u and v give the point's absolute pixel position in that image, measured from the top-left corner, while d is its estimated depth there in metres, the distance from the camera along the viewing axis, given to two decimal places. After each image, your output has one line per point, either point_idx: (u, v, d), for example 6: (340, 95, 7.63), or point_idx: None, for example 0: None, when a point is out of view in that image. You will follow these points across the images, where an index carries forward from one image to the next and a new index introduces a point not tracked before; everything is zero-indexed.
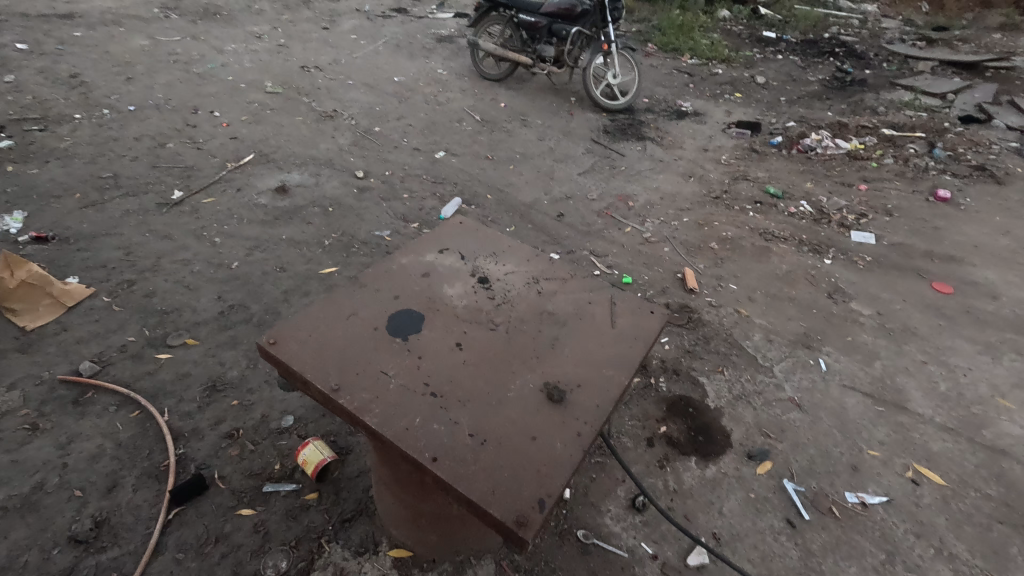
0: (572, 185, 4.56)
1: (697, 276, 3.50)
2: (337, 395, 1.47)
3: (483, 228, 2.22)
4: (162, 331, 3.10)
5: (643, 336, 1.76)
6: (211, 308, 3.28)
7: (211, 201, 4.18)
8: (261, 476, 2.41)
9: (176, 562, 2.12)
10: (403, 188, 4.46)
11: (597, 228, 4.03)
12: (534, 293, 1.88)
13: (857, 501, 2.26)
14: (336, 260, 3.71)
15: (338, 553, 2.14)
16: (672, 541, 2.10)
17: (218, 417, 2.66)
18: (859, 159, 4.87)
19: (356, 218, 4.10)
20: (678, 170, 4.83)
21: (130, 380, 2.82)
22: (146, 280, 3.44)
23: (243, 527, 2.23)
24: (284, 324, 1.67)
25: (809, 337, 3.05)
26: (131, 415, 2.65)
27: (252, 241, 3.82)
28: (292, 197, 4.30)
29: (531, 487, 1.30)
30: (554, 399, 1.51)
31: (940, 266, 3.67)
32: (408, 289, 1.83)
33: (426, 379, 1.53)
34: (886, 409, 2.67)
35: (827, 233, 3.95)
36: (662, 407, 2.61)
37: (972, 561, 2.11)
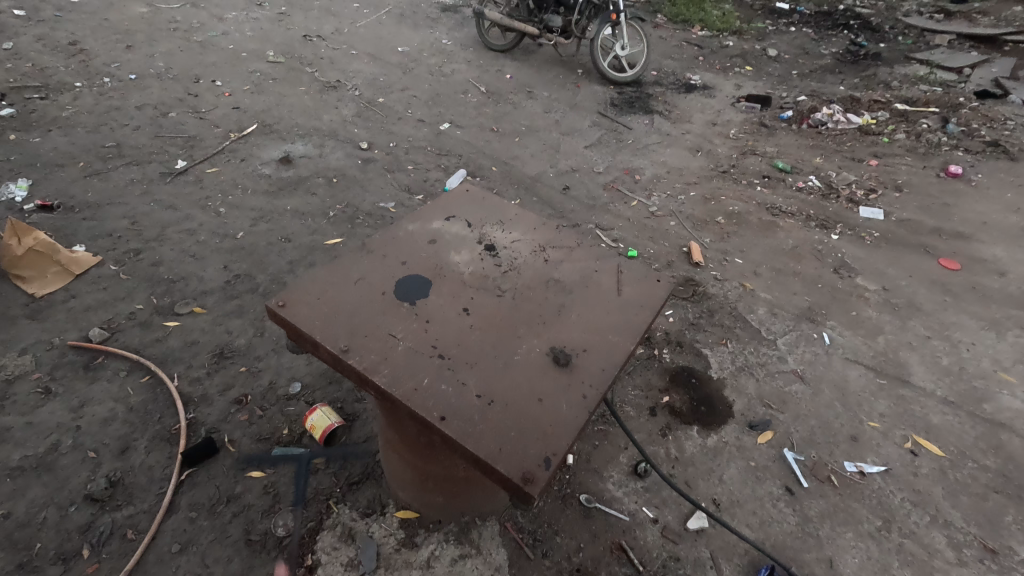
0: (578, 158, 4.51)
1: (702, 250, 3.49)
2: (346, 356, 1.49)
3: (490, 197, 2.21)
4: (169, 299, 3.13)
5: (649, 303, 1.77)
6: (217, 277, 3.29)
7: (215, 172, 4.16)
8: (270, 441, 2.46)
9: (189, 521, 2.18)
10: (408, 160, 4.42)
11: (603, 201, 4.00)
12: (540, 261, 1.88)
13: (855, 470, 2.30)
14: (341, 231, 3.71)
15: (347, 514, 2.18)
16: (672, 505, 2.15)
17: (226, 383, 2.70)
18: (871, 135, 4.79)
19: (361, 189, 4.08)
20: (686, 144, 4.77)
21: (139, 346, 2.86)
22: (152, 249, 3.45)
23: (253, 488, 2.29)
24: (293, 288, 1.68)
25: (814, 311, 3.05)
26: (142, 380, 2.69)
27: (257, 212, 3.82)
28: (296, 168, 4.28)
29: (536, 447, 1.33)
30: (560, 363, 1.53)
31: (948, 243, 3.65)
32: (415, 256, 1.84)
33: (434, 342, 1.55)
34: (888, 382, 2.69)
35: (835, 208, 3.92)
36: (665, 377, 2.63)
37: (967, 528, 2.15)
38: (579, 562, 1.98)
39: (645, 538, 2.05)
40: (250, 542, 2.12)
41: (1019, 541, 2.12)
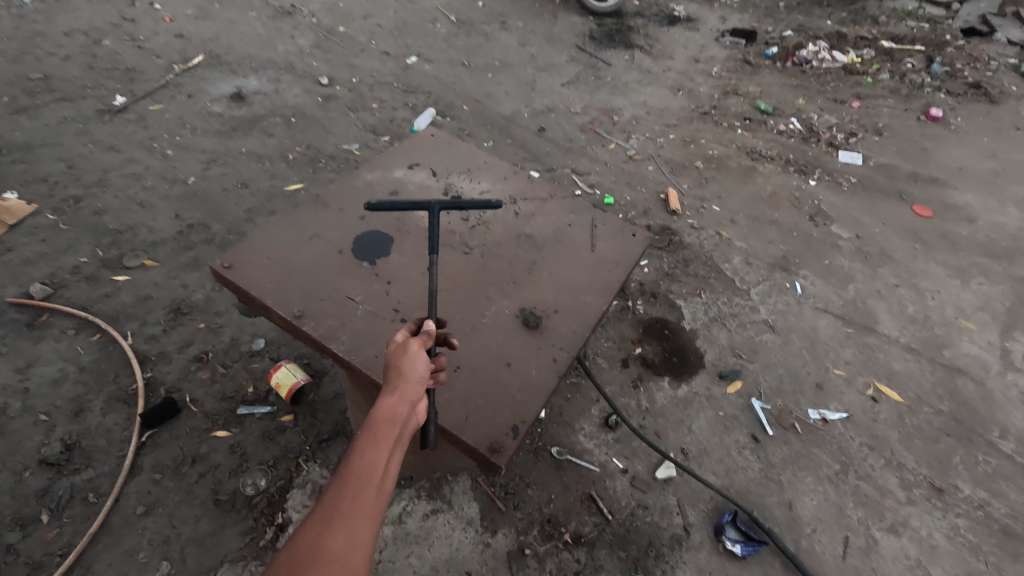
0: (554, 97, 4.27)
1: (680, 197, 3.40)
2: (299, 322, 1.38)
3: (457, 142, 2.04)
4: (116, 251, 2.92)
5: (624, 259, 1.70)
6: (168, 227, 3.07)
7: (159, 109, 3.80)
8: (234, 399, 2.38)
9: (153, 482, 2.13)
10: (372, 97, 4.11)
11: (579, 144, 3.82)
12: (511, 214, 1.77)
13: (819, 417, 2.37)
14: (302, 175, 3.47)
15: (316, 472, 2.18)
16: (642, 456, 2.19)
17: (185, 340, 2.58)
18: (855, 75, 4.64)
19: (322, 130, 3.80)
20: (667, 82, 4.55)
21: (87, 303, 2.68)
22: (94, 196, 3.18)
23: (219, 448, 2.23)
24: (240, 247, 1.54)
25: (788, 260, 3.04)
26: (93, 339, 2.55)
27: (208, 154, 3.54)
28: (250, 105, 3.94)
29: (504, 414, 1.28)
30: (530, 325, 1.46)
31: (923, 189, 3.64)
32: (376, 210, 1.70)
33: (396, 305, 1.45)
34: (855, 330, 2.73)
35: (814, 153, 3.84)
36: (638, 329, 2.61)
37: (918, 469, 2.25)
38: (550, 512, 2.01)
39: (614, 488, 2.10)
40: (219, 502, 2.09)
41: (964, 480, 2.24)
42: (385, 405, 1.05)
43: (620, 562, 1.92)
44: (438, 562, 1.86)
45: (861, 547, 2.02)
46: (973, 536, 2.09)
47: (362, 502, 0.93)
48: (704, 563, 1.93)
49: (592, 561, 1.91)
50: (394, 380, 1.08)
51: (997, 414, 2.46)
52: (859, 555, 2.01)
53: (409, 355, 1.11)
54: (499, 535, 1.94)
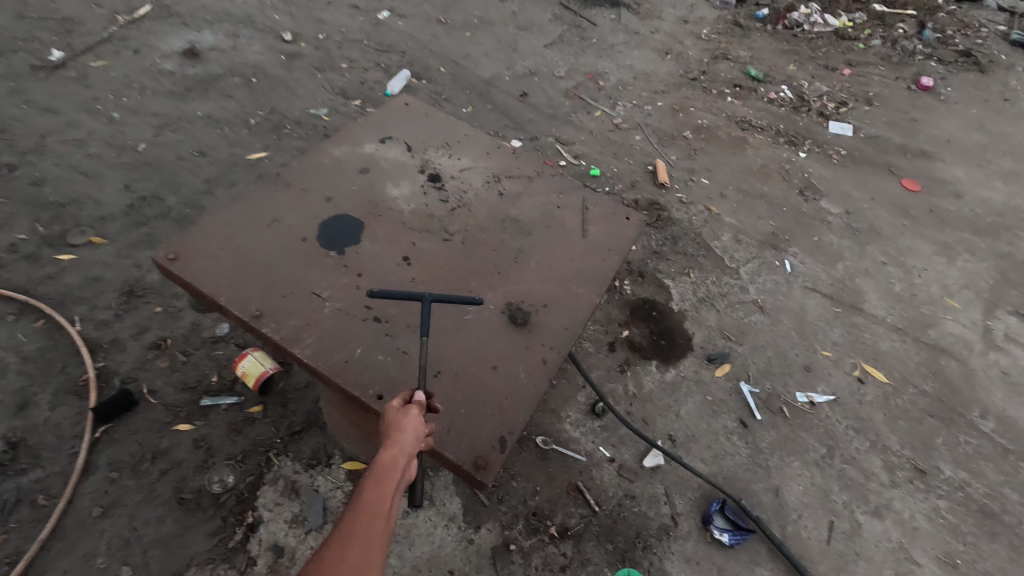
0: (537, 59, 4.02)
1: (669, 169, 3.26)
2: (258, 323, 1.22)
3: (434, 112, 1.85)
4: (59, 227, 2.65)
5: (618, 245, 1.56)
6: (117, 199, 2.81)
7: (103, 66, 3.44)
8: (197, 390, 2.22)
9: (110, 481, 1.98)
10: (340, 56, 3.80)
11: (564, 111, 3.62)
12: (494, 194, 1.61)
13: (806, 400, 2.33)
14: (265, 143, 3.20)
15: (288, 467, 2.04)
16: (629, 444, 2.12)
17: (140, 325, 2.38)
18: (846, 40, 4.49)
19: (286, 92, 3.50)
20: (655, 45, 4.32)
21: (28, 285, 2.45)
22: (31, 164, 2.88)
23: (182, 443, 2.08)
24: (187, 235, 1.35)
25: (777, 237, 2.95)
26: (36, 325, 2.33)
27: (160, 118, 3.23)
28: (205, 63, 3.59)
29: (489, 424, 1.16)
30: (517, 323, 1.33)
31: (911, 162, 3.57)
32: (344, 190, 1.52)
33: (368, 301, 1.30)
34: (843, 310, 2.68)
35: (805, 123, 3.72)
36: (625, 310, 2.52)
37: (902, 451, 2.25)
38: (535, 505, 1.94)
39: (602, 478, 2.03)
40: (183, 501, 1.95)
41: (946, 461, 2.25)
42: (387, 452, 0.98)
43: (608, 555, 1.87)
44: (420, 562, 1.78)
45: (846, 531, 2.02)
46: (954, 517, 2.11)
47: (361, 556, 0.87)
48: (692, 552, 1.90)
49: (579, 555, 1.86)
50: (392, 440, 1.00)
51: (979, 394, 2.47)
52: (844, 539, 2.00)
53: (408, 416, 1.04)
54: (483, 530, 1.86)
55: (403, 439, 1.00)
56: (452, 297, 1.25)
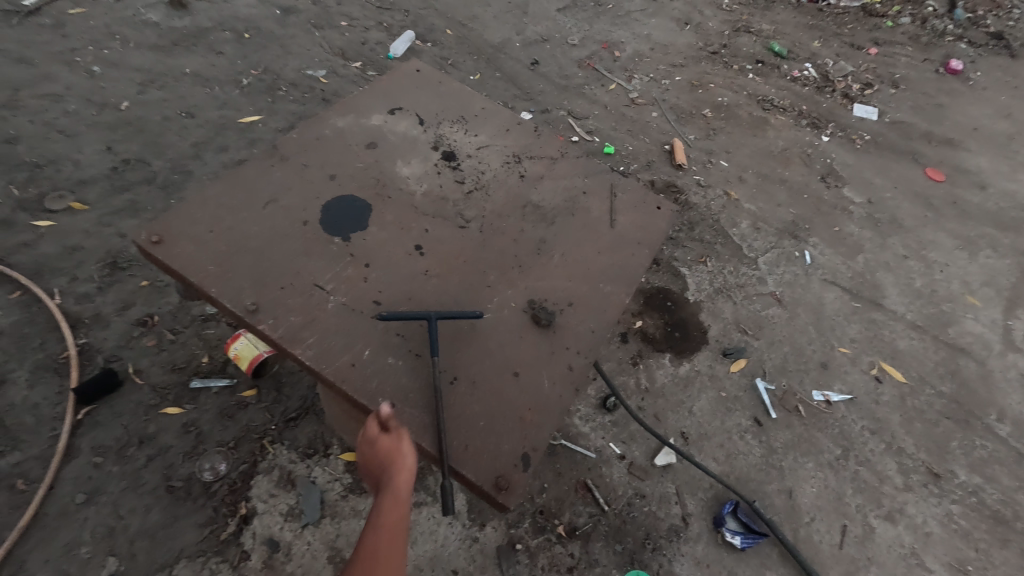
0: (549, 25, 3.78)
1: (686, 149, 3.10)
2: (253, 319, 1.09)
3: (448, 80, 1.68)
4: (35, 190, 2.47)
5: (649, 238, 1.43)
6: (98, 162, 2.61)
7: (81, 14, 3.18)
8: (186, 371, 2.10)
9: (94, 467, 1.87)
10: (340, 12, 3.54)
11: (577, 82, 3.42)
12: (515, 177, 1.47)
13: (822, 399, 2.26)
14: (257, 105, 2.98)
15: (284, 456, 1.93)
16: (640, 441, 2.04)
17: (125, 300, 2.23)
18: (874, 17, 4.27)
19: (280, 50, 3.26)
20: (673, 14, 4.08)
21: (3, 253, 2.28)
22: (4, 120, 2.66)
23: (170, 427, 1.97)
24: (172, 214, 1.21)
25: (797, 226, 2.83)
26: (12, 296, 2.18)
27: (144, 73, 2.99)
28: (193, 14, 3.33)
29: (511, 440, 1.05)
30: (541, 324, 1.20)
31: (936, 150, 3.42)
32: (349, 166, 1.37)
33: (376, 296, 1.17)
34: (862, 305, 2.59)
35: (828, 105, 3.55)
36: (638, 300, 2.41)
37: (916, 454, 2.19)
38: (542, 503, 1.86)
39: (611, 476, 1.96)
40: (172, 489, 1.85)
41: (960, 465, 2.19)
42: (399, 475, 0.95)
43: (616, 556, 1.80)
44: (422, 561, 1.70)
45: (858, 536, 1.97)
46: (966, 523, 2.06)
47: None
48: (702, 555, 1.84)
49: (587, 556, 1.79)
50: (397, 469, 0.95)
51: (996, 397, 2.40)
52: (856, 543, 1.95)
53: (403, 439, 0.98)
54: (488, 528, 1.78)
55: (409, 458, 0.97)
56: (454, 313, 1.15)
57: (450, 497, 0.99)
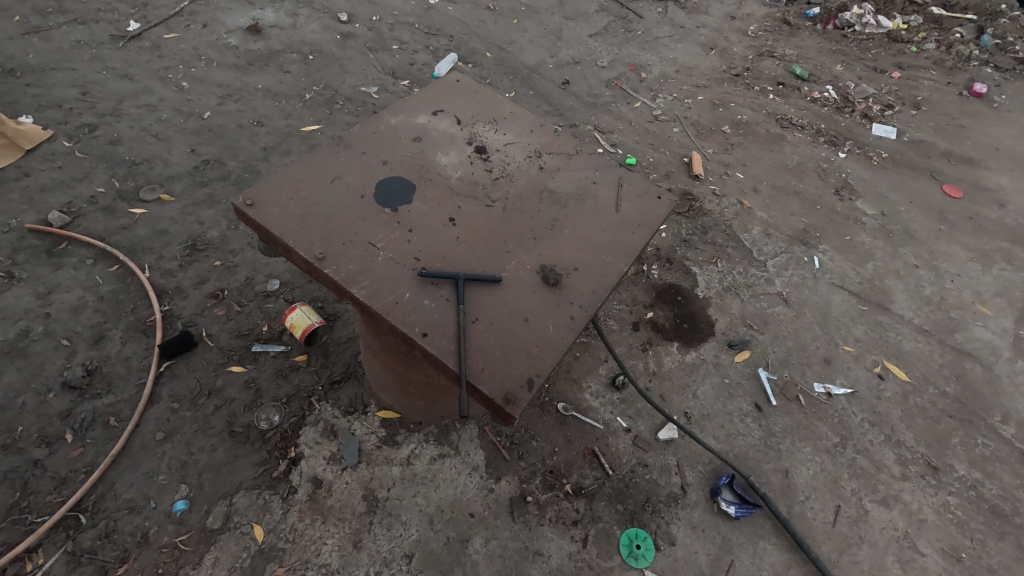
0: (580, 49, 4.10)
1: (704, 162, 3.32)
2: (321, 265, 1.38)
3: (484, 89, 1.98)
4: (132, 183, 2.90)
5: (649, 221, 1.66)
6: (183, 161, 3.04)
7: (174, 38, 3.71)
8: (249, 337, 2.42)
9: (171, 411, 2.18)
10: (392, 37, 3.97)
11: (604, 100, 3.70)
12: (535, 168, 1.74)
13: (823, 391, 2.39)
14: (318, 116, 3.38)
15: (329, 411, 2.21)
16: (645, 417, 2.24)
17: (201, 276, 2.60)
18: (898, 43, 4.40)
19: (339, 70, 3.68)
20: (699, 39, 4.35)
21: (104, 233, 2.69)
22: (109, 125, 3.14)
23: (234, 382, 2.28)
24: (260, 185, 1.53)
25: (808, 234, 3.00)
26: (110, 269, 2.57)
27: (224, 88, 3.45)
28: (266, 39, 3.81)
29: (520, 367, 1.29)
30: (550, 282, 1.45)
31: (955, 168, 3.51)
32: (399, 154, 1.67)
33: (417, 253, 1.45)
34: (868, 308, 2.71)
35: (847, 124, 3.71)
36: (651, 294, 2.64)
37: (916, 447, 2.28)
38: (552, 464, 2.10)
39: (616, 445, 2.16)
40: (234, 433, 2.14)
41: (960, 460, 2.27)
42: None
43: (617, 515, 2.00)
44: (443, 503, 1.99)
45: (851, 516, 2.08)
46: (962, 513, 2.13)
47: None
48: (698, 520, 2.01)
49: (591, 512, 2.00)
50: None
51: (1002, 400, 2.46)
52: (849, 523, 2.06)
53: None
54: (502, 482, 2.05)
55: None
56: (478, 276, 1.41)
57: (464, 401, 1.24)
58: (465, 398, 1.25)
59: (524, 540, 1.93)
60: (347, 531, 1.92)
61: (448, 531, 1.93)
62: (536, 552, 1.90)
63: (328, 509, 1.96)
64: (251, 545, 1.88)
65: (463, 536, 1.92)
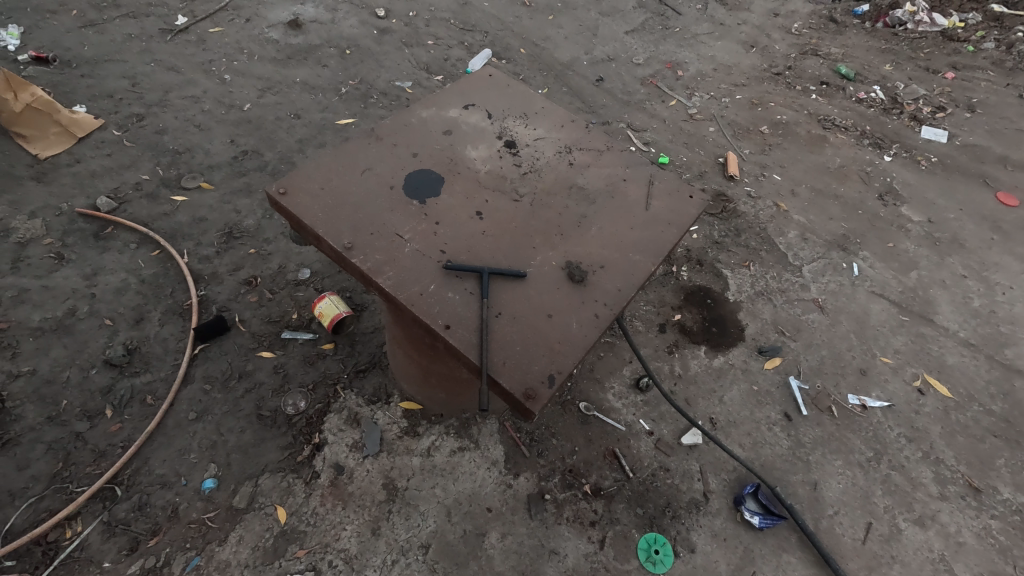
0: (616, 45, 4.05)
1: (739, 163, 3.23)
2: (349, 254, 1.40)
3: (515, 84, 1.98)
4: (175, 172, 3.01)
5: (679, 220, 1.62)
6: (223, 152, 3.13)
7: (218, 31, 3.82)
8: (279, 324, 2.48)
9: (204, 392, 2.25)
10: (428, 33, 3.99)
11: (638, 98, 3.65)
12: (564, 163, 1.72)
13: (858, 403, 2.30)
14: (353, 110, 3.43)
15: (353, 399, 2.24)
16: (669, 421, 2.20)
17: (236, 263, 2.67)
18: (954, 42, 4.18)
19: (375, 64, 3.73)
20: (740, 37, 4.23)
21: (147, 219, 2.80)
22: (156, 115, 3.26)
23: (263, 367, 2.33)
24: (294, 175, 1.56)
25: (848, 240, 2.88)
26: (152, 254, 2.67)
27: (264, 81, 3.54)
28: (306, 34, 3.90)
29: (542, 363, 1.28)
30: (575, 279, 1.43)
31: (1012, 175, 3.32)
32: (429, 147, 1.68)
33: (443, 246, 1.46)
34: (910, 319, 2.59)
35: (894, 126, 3.55)
36: (679, 296, 2.59)
37: (956, 466, 2.17)
38: (572, 463, 2.09)
39: (638, 448, 2.13)
40: (262, 416, 2.19)
41: (1005, 483, 2.15)
42: None
43: (636, 518, 1.97)
44: (461, 496, 2.00)
45: (883, 534, 1.99)
46: (1006, 538, 2.02)
47: None
48: (720, 529, 1.96)
49: (610, 513, 1.97)
50: None
51: None
52: (880, 541, 1.98)
53: None
54: (521, 478, 2.04)
55: None
56: (503, 270, 1.41)
57: (484, 395, 1.23)
58: (485, 392, 1.24)
59: (541, 537, 1.92)
60: (366, 517, 1.95)
61: (465, 524, 1.94)
62: (553, 550, 1.89)
63: (348, 495, 1.99)
64: (274, 526, 1.93)
65: (480, 529, 1.93)
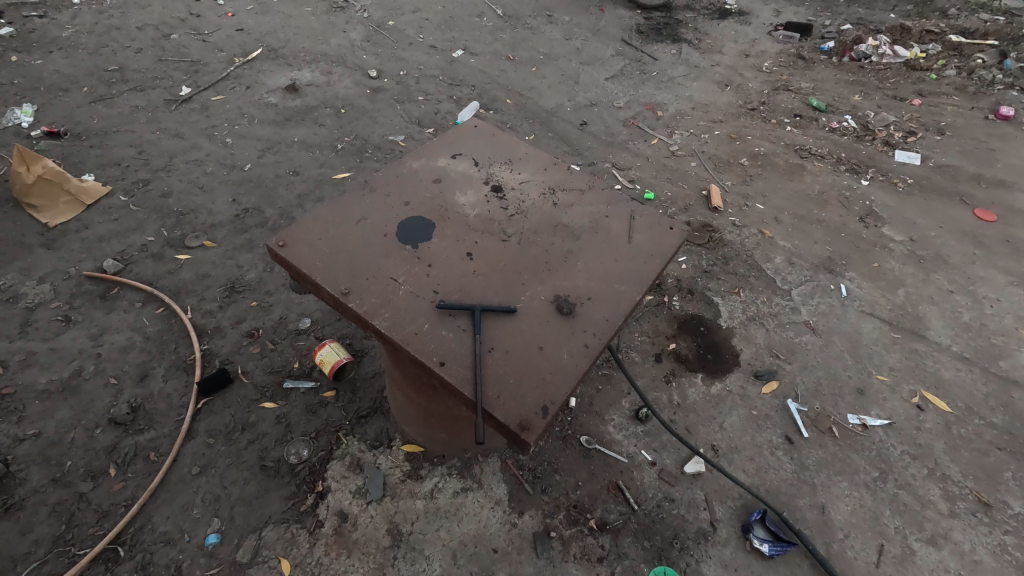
0: (597, 91, 4.27)
1: (722, 194, 3.35)
2: (346, 299, 1.47)
3: (500, 133, 2.10)
4: (179, 232, 3.12)
5: (662, 251, 1.70)
6: (226, 211, 3.26)
7: (220, 99, 4.05)
8: (281, 373, 2.52)
9: (207, 446, 2.26)
10: (418, 89, 4.22)
11: (621, 138, 3.82)
12: (549, 204, 1.81)
13: (858, 422, 2.31)
14: (349, 164, 3.59)
15: (355, 445, 2.25)
16: (670, 450, 2.21)
17: (238, 316, 2.74)
18: (917, 71, 4.40)
19: (369, 121, 3.93)
20: (714, 77, 4.46)
21: (153, 278, 2.88)
22: (161, 179, 3.41)
23: (266, 418, 2.35)
24: (293, 227, 1.65)
25: (833, 262, 2.96)
26: (157, 311, 2.74)
27: (263, 142, 3.72)
28: (303, 96, 4.12)
29: (534, 394, 1.33)
30: (564, 311, 1.49)
31: (987, 191, 3.43)
32: (420, 196, 1.78)
33: (436, 286, 1.52)
34: (902, 336, 2.63)
35: (868, 151, 3.70)
36: (673, 324, 2.64)
37: (964, 482, 2.15)
38: (576, 498, 2.08)
39: (641, 479, 2.13)
40: (264, 467, 2.20)
41: (1015, 496, 2.12)
42: None
43: (644, 551, 1.95)
44: (467, 537, 1.98)
45: (896, 556, 1.96)
46: (1022, 555, 1.98)
47: None
48: (730, 558, 1.94)
49: (616, 548, 1.95)
50: None
51: None
52: (894, 563, 1.94)
53: None
54: (526, 516, 2.03)
55: None
56: (494, 306, 1.47)
57: (480, 427, 1.27)
58: (482, 425, 1.27)
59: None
60: (372, 565, 1.92)
61: (471, 566, 1.92)
62: None
63: (353, 542, 1.98)
64: None
65: (486, 571, 1.91)
